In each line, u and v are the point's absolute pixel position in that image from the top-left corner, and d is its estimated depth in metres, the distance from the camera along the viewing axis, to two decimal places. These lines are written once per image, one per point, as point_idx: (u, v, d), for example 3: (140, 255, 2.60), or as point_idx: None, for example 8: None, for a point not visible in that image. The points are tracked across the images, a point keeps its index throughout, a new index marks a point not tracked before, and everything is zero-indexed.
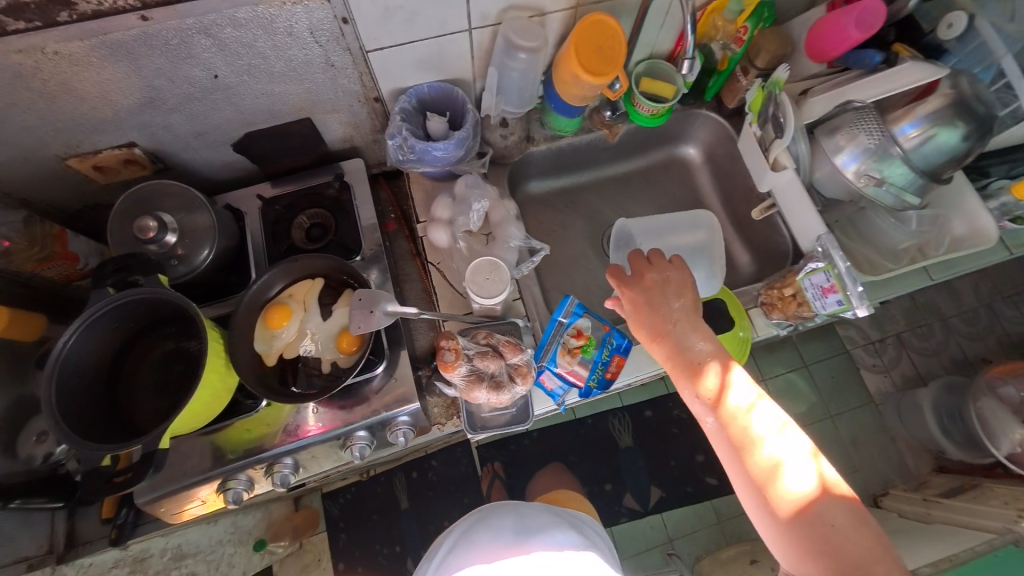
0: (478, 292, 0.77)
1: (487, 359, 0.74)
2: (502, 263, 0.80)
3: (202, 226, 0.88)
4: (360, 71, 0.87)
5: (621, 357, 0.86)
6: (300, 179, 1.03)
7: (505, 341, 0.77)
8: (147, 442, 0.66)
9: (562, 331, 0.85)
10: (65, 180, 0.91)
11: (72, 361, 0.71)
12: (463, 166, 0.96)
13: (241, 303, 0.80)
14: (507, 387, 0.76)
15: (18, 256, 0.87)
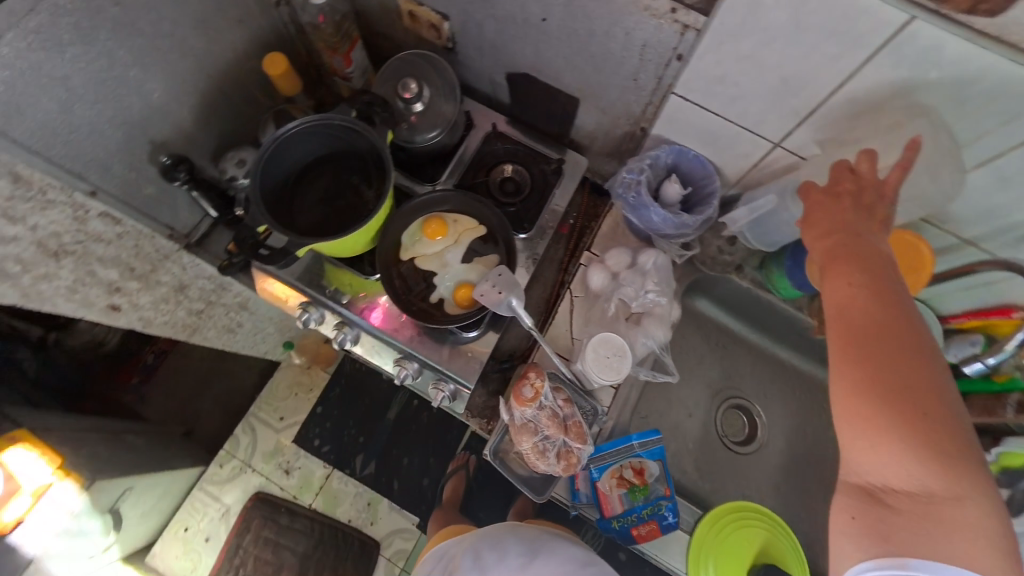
0: (594, 367, 0.74)
1: (552, 423, 0.70)
2: (629, 354, 0.75)
3: (443, 116, 0.95)
4: (652, 99, 0.84)
5: (658, 527, 0.80)
6: (532, 136, 1.04)
7: (576, 420, 0.73)
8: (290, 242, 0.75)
9: (628, 454, 0.80)
10: (385, 6, 1.01)
11: (293, 139, 0.82)
12: (663, 242, 0.90)
13: (420, 197, 0.87)
14: (546, 459, 0.73)
15: (320, 34, 0.98)
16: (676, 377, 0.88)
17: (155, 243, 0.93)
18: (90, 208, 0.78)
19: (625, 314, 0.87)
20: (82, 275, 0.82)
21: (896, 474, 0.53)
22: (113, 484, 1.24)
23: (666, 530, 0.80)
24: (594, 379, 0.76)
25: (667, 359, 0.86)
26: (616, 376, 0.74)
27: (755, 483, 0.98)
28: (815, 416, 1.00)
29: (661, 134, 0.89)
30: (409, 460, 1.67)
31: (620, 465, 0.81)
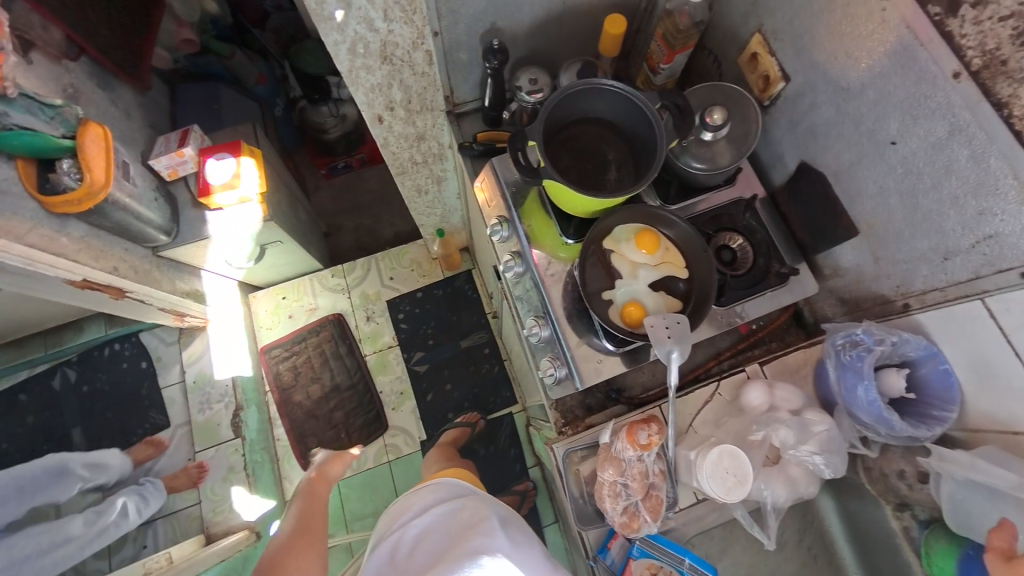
0: (708, 471, 0.72)
1: (641, 478, 0.73)
2: (751, 484, 0.71)
3: (723, 158, 0.89)
4: (949, 289, 0.72)
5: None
6: (779, 229, 0.95)
7: (659, 495, 0.75)
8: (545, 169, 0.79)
9: (676, 564, 0.80)
10: (734, 31, 0.97)
11: (599, 92, 0.86)
12: (845, 416, 0.81)
13: (660, 208, 0.86)
14: (612, 503, 0.75)
15: (667, 23, 0.95)
16: (774, 547, 0.80)
17: (435, 94, 1.05)
18: (425, 43, 0.90)
19: (770, 456, 0.80)
20: (382, 84, 0.97)
21: None
22: (277, 230, 1.48)
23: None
24: (700, 481, 0.73)
25: (771, 523, 0.79)
26: (722, 494, 0.71)
27: None
28: None
29: (926, 324, 0.77)
30: (451, 389, 1.79)
31: (660, 566, 0.80)
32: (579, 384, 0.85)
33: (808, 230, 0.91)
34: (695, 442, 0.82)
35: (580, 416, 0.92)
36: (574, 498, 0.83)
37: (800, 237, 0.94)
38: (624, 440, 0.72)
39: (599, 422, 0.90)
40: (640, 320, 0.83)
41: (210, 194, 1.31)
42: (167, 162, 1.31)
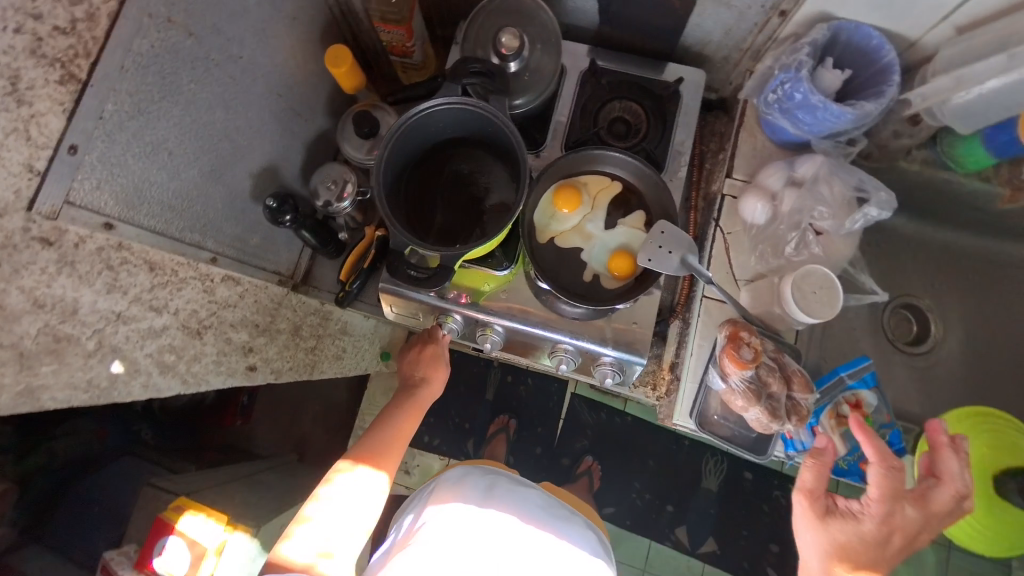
0: (804, 308, 0.67)
1: (775, 377, 0.68)
2: (834, 280, 0.69)
3: (543, 69, 0.80)
4: None
5: (890, 457, 0.76)
6: (630, 64, 0.89)
7: (800, 373, 0.70)
8: (447, 256, 0.65)
9: (839, 388, 0.77)
10: None
11: (405, 137, 0.71)
12: (825, 143, 0.79)
13: (554, 163, 0.77)
14: (782, 419, 0.68)
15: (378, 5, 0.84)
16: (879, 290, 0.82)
17: (270, 291, 0.86)
18: (213, 276, 0.71)
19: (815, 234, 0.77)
20: (221, 346, 0.78)
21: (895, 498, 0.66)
22: (277, 522, 1.23)
23: (896, 456, 0.76)
24: (801, 319, 0.69)
25: (865, 277, 0.81)
26: (829, 313, 0.67)
27: (937, 381, 0.94)
28: (992, 299, 0.96)
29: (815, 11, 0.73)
30: (517, 436, 1.69)
31: (833, 403, 0.76)
32: (645, 360, 0.75)
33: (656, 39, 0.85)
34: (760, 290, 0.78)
35: (661, 372, 0.87)
36: (739, 439, 0.76)
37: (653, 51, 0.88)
38: (733, 370, 0.67)
39: (677, 358, 0.84)
40: (634, 265, 0.74)
41: None
42: None
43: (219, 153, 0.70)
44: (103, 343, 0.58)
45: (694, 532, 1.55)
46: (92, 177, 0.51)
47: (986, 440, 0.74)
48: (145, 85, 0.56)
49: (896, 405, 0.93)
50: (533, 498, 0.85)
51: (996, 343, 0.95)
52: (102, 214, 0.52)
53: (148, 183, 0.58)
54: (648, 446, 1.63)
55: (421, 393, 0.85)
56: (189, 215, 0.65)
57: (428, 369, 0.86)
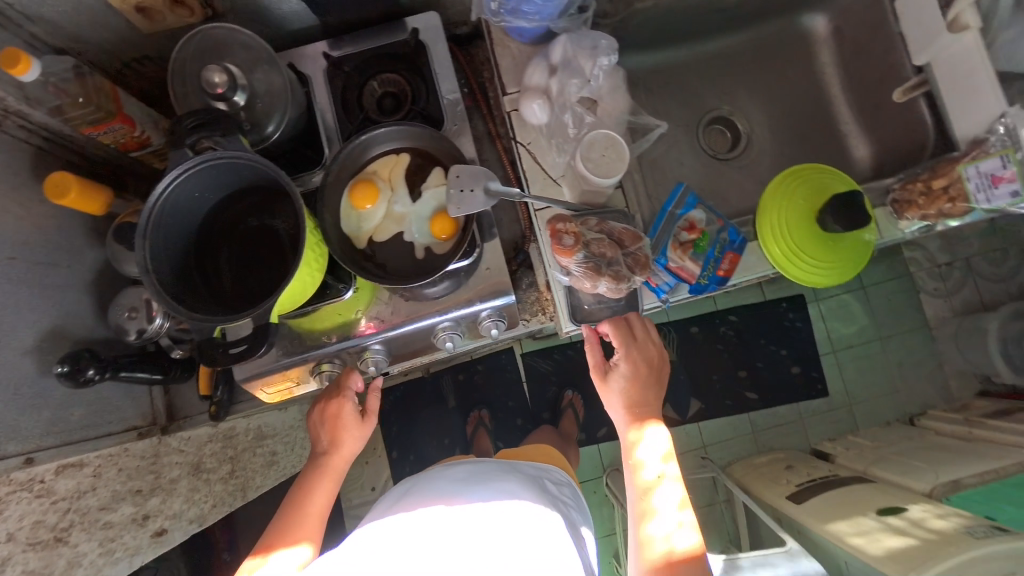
0: (591, 170, 0.68)
1: (605, 244, 0.65)
2: (618, 137, 0.70)
3: (272, 87, 0.73)
4: None
5: (736, 253, 0.77)
6: (364, 37, 0.85)
7: (624, 228, 0.67)
8: (259, 314, 0.60)
9: (673, 221, 0.77)
10: (108, 26, 0.75)
11: (162, 227, 0.63)
12: (562, 23, 0.80)
13: (327, 167, 0.71)
14: (627, 278, 0.67)
15: (69, 111, 0.73)
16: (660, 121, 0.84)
17: (132, 451, 0.78)
18: (41, 476, 0.64)
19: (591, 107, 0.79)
20: (102, 533, 0.73)
21: (641, 382, 0.73)
22: None
23: (739, 250, 0.77)
24: (605, 185, 0.70)
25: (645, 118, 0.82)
26: (621, 166, 0.68)
27: (766, 167, 1.02)
28: (778, 81, 1.02)
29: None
30: (495, 425, 1.65)
31: (673, 235, 0.76)
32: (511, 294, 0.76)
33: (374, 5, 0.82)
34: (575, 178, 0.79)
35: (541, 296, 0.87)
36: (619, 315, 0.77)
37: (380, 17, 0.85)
38: (562, 261, 0.64)
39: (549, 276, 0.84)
40: (453, 221, 0.73)
41: None
42: None
43: None
44: None
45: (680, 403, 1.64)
46: None
47: (812, 188, 0.82)
48: None
49: (746, 207, 1.00)
50: (454, 477, 0.78)
51: (799, 103, 1.01)
52: None
53: None
54: None
55: (334, 459, 0.76)
56: None
57: (335, 432, 0.77)
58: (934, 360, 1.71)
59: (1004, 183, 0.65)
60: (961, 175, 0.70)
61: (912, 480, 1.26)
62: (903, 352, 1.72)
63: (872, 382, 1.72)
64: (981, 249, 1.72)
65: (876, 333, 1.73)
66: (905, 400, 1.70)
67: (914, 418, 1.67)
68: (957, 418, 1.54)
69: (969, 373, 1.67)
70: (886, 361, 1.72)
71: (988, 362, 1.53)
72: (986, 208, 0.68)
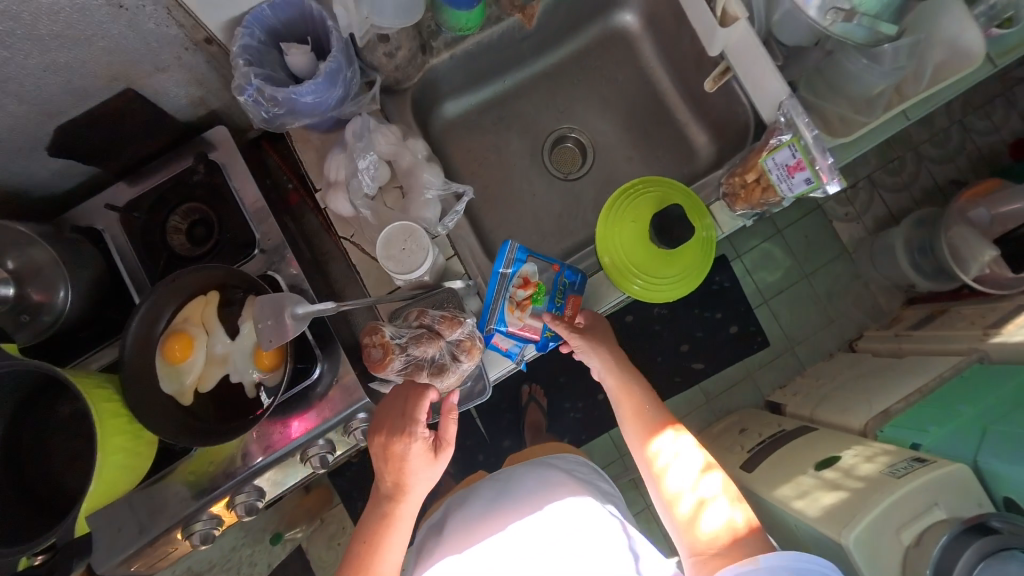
0: (391, 266, 0.65)
1: (423, 343, 0.64)
2: (418, 224, 0.66)
3: (44, 264, 0.69)
4: (167, 5, 0.63)
5: (576, 295, 0.78)
6: (153, 171, 0.81)
7: (442, 316, 0.66)
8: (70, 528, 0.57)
9: (506, 283, 0.73)
10: None
11: None
12: (349, 106, 0.77)
13: (125, 342, 0.66)
14: (452, 368, 0.68)
15: None
16: (467, 188, 0.78)
17: None
18: None
19: (393, 189, 0.76)
20: None
21: (619, 365, 0.82)
22: None
23: (579, 290, 0.79)
24: (416, 276, 0.66)
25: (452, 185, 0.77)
26: (420, 263, 0.64)
27: (617, 175, 1.00)
28: (609, 81, 1.01)
29: (224, 20, 0.69)
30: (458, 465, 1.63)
31: (508, 296, 0.73)
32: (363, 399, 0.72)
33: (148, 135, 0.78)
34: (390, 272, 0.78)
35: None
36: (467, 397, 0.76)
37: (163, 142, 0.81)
38: (381, 375, 0.63)
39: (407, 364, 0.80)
40: (276, 353, 0.71)
41: None
42: None
43: None
44: None
45: None
46: None
47: (647, 205, 0.78)
48: None
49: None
50: (489, 496, 0.86)
51: (637, 104, 1.00)
52: None
53: None
54: (552, 370, 1.64)
55: (400, 506, 0.64)
56: None
57: (401, 475, 0.63)
58: (860, 283, 1.72)
59: (797, 172, 0.63)
60: (763, 167, 0.67)
61: (852, 419, 1.25)
62: (832, 282, 1.73)
63: (810, 318, 1.73)
64: (880, 164, 1.73)
65: (801, 272, 1.73)
66: (843, 328, 1.71)
67: (853, 342, 1.67)
68: (887, 335, 1.53)
69: (894, 286, 1.70)
70: (817, 295, 1.73)
71: (904, 274, 1.56)
72: (793, 195, 0.67)
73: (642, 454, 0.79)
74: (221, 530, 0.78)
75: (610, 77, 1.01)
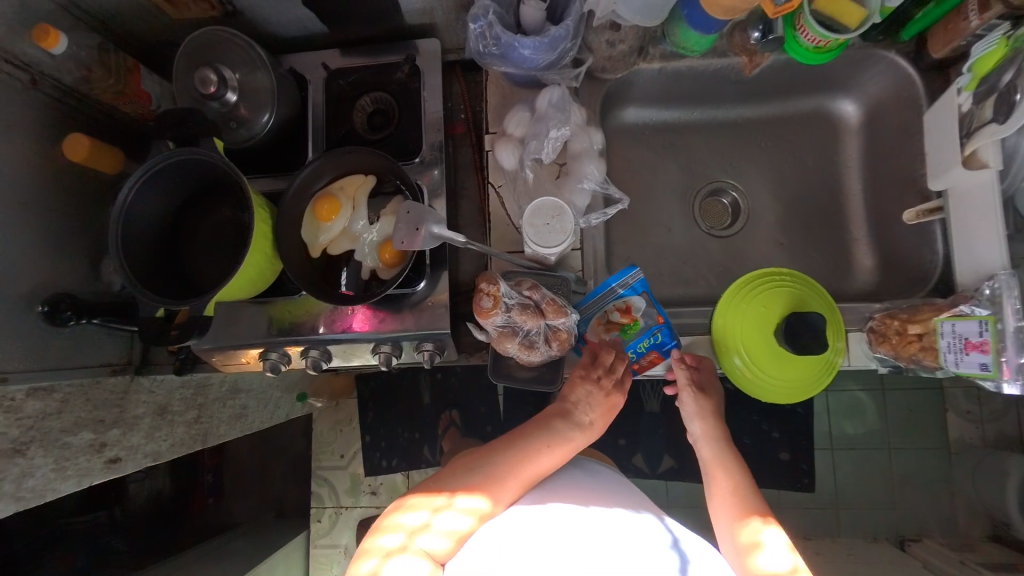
0: (529, 231, 0.67)
1: (527, 315, 0.65)
2: (569, 207, 0.68)
3: (263, 88, 0.81)
4: None
5: (659, 354, 0.79)
6: (367, 53, 0.91)
7: (551, 299, 0.67)
8: (196, 306, 0.67)
9: (611, 298, 0.75)
10: (140, 9, 0.85)
11: (135, 214, 0.72)
12: (553, 73, 0.79)
13: (291, 187, 0.77)
14: (540, 349, 0.69)
15: (96, 85, 0.87)
16: (628, 199, 0.79)
17: (103, 385, 0.91)
18: (12, 394, 0.76)
19: (555, 169, 0.79)
20: (58, 453, 0.81)
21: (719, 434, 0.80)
22: None
23: (666, 352, 0.78)
24: (547, 253, 0.68)
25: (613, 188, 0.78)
26: (559, 240, 0.66)
27: (758, 252, 0.96)
28: (794, 160, 0.97)
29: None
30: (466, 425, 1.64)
31: (604, 312, 0.77)
32: (444, 331, 0.78)
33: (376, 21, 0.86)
34: (509, 234, 0.82)
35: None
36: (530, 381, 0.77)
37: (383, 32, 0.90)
38: (481, 322, 0.64)
39: None
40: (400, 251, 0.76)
41: None
42: None
43: None
44: None
45: (650, 455, 1.53)
46: None
47: (778, 297, 0.74)
48: None
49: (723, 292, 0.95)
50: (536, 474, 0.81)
51: (808, 193, 0.95)
52: None
53: None
54: None
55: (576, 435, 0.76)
56: None
57: (598, 415, 0.77)
58: (945, 487, 1.51)
59: (974, 351, 0.58)
60: (935, 327, 0.62)
61: None
62: (914, 470, 1.54)
63: (869, 489, 1.55)
64: None
65: (885, 441, 1.55)
66: (902, 520, 1.52)
67: (904, 541, 1.49)
68: (949, 556, 1.34)
69: (983, 512, 1.48)
70: (889, 472, 1.55)
71: (1004, 508, 1.34)
72: (954, 371, 0.61)
73: (726, 528, 0.72)
74: (287, 368, 0.87)
75: (796, 158, 0.97)
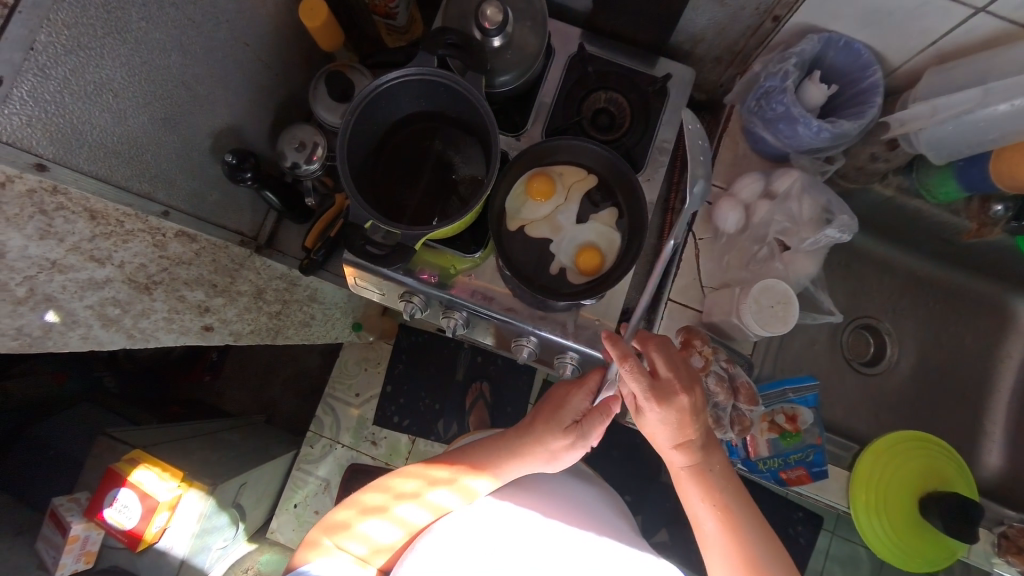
0: (753, 310, 0.70)
1: (722, 388, 0.73)
2: (793, 297, 0.71)
3: (523, 46, 0.77)
4: None
5: (806, 472, 0.78)
6: (616, 49, 0.87)
7: (746, 384, 0.74)
8: (407, 237, 0.66)
9: (782, 399, 0.78)
10: None
11: (369, 109, 0.70)
12: (805, 160, 0.77)
13: (520, 152, 0.76)
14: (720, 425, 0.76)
15: None
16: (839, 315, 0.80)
17: (230, 252, 0.84)
18: (165, 230, 0.70)
19: (780, 249, 0.76)
20: (173, 303, 0.79)
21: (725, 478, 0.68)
22: (232, 482, 1.24)
23: (815, 475, 0.78)
24: (757, 332, 0.71)
25: (823, 296, 0.80)
26: (783, 326, 0.69)
27: (886, 401, 0.95)
28: (955, 331, 0.96)
29: (805, 22, 0.71)
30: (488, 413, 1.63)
31: (770, 410, 0.79)
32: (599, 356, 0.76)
33: (647, 29, 0.82)
34: (691, 289, 0.81)
35: None
36: None
37: (642, 41, 0.86)
38: None
39: None
40: (601, 262, 0.75)
41: (142, 535, 1.11)
42: (72, 556, 1.10)
43: (176, 108, 0.67)
44: (36, 291, 0.60)
45: (649, 522, 1.51)
46: (21, 112, 0.49)
47: (917, 465, 0.78)
48: (86, 16, 0.52)
49: (840, 424, 0.93)
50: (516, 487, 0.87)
51: (953, 365, 0.95)
52: (33, 154, 0.51)
53: (91, 124, 0.56)
54: (613, 440, 1.58)
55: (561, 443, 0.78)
56: (139, 166, 0.64)
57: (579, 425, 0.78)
58: None
59: None
60: None
61: None
62: None
63: None
64: None
65: None
66: None
67: None
68: None
69: None
70: None
71: None
72: None
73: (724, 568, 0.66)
74: (415, 318, 0.88)
75: (958, 329, 0.96)
